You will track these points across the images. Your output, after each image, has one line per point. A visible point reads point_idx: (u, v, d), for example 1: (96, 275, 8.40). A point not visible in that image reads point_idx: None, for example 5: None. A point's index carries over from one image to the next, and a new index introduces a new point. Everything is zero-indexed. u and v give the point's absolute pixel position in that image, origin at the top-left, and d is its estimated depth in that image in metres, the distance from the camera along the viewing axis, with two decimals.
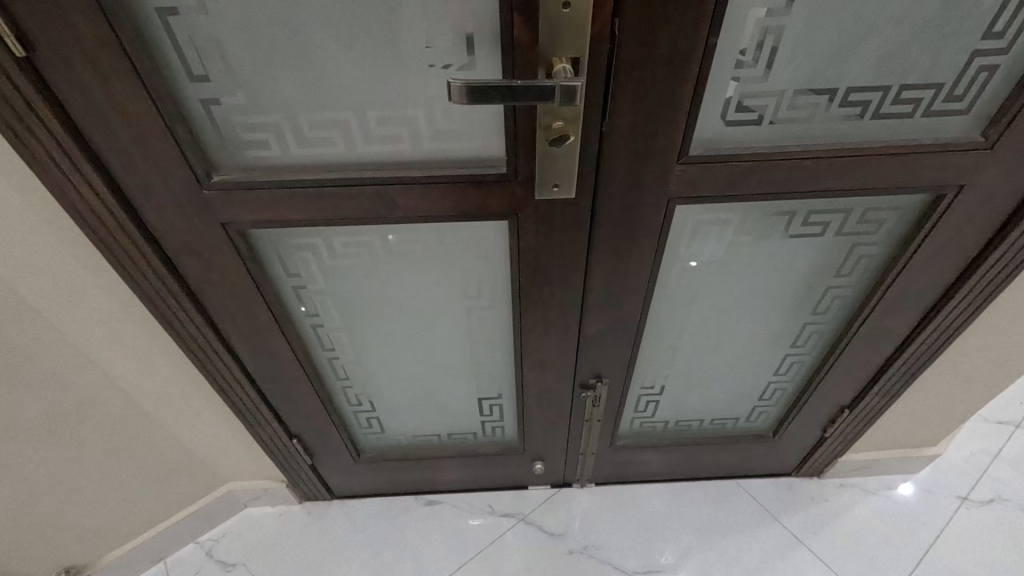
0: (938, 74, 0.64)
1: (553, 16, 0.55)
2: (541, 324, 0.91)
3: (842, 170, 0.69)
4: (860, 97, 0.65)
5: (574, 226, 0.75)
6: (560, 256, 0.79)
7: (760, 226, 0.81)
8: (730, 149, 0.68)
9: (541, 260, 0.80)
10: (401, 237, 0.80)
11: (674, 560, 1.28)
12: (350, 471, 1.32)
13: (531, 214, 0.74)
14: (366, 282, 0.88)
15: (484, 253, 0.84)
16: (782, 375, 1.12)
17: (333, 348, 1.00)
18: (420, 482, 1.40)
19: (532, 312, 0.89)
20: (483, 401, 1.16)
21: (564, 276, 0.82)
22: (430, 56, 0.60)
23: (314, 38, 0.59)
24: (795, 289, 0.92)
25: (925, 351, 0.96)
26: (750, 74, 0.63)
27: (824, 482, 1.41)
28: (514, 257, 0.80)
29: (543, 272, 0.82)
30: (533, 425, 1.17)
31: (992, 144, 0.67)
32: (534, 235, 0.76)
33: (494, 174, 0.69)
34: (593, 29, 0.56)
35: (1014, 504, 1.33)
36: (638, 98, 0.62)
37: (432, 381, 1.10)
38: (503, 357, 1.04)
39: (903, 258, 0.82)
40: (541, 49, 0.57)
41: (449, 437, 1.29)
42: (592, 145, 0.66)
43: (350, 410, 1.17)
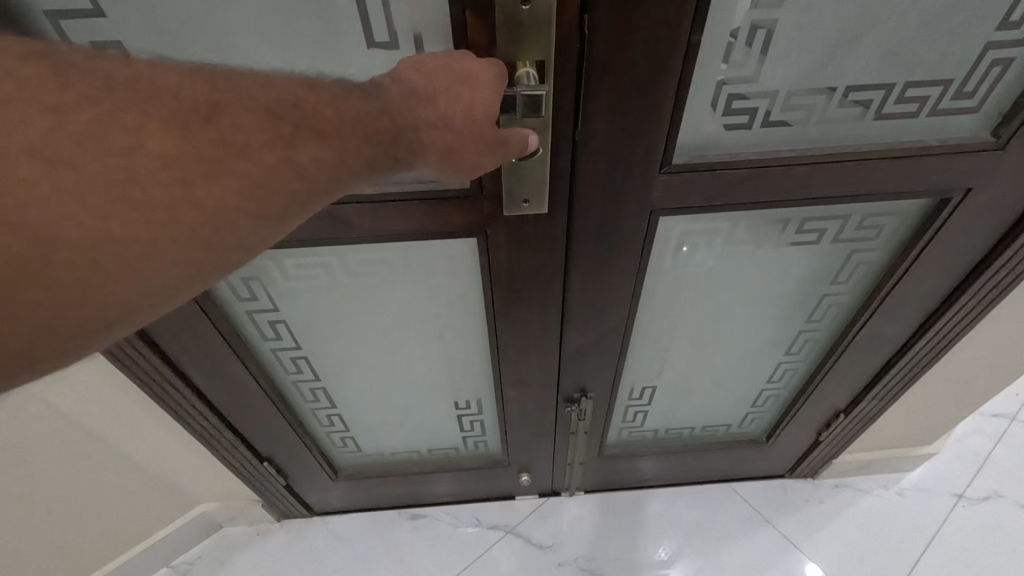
0: (947, 70, 0.57)
1: (510, 14, 0.48)
2: (520, 342, 0.85)
3: (840, 177, 0.63)
4: (859, 96, 0.59)
5: (549, 242, 0.69)
6: (535, 272, 0.73)
7: (751, 235, 0.75)
8: (718, 156, 0.62)
9: (515, 277, 0.74)
10: (360, 257, 0.74)
11: (669, 555, 1.27)
12: (329, 489, 1.27)
13: (501, 230, 0.67)
14: (328, 302, 0.82)
15: (452, 270, 0.77)
16: (776, 381, 1.07)
17: (299, 371, 0.96)
18: (404, 495, 1.34)
19: (508, 329, 0.83)
20: (462, 416, 1.10)
21: (540, 292, 0.76)
22: (377, 60, 0.53)
23: (238, 41, 0.52)
24: (789, 298, 0.87)
25: (924, 357, 0.91)
26: (739, 73, 0.56)
27: (819, 483, 1.37)
28: (485, 275, 0.74)
29: (518, 290, 0.76)
30: (517, 439, 1.12)
31: (1004, 145, 0.61)
32: (506, 251, 0.70)
33: (456, 190, 0.63)
34: (559, 28, 0.49)
35: (1009, 500, 1.30)
36: (614, 103, 0.55)
37: (408, 398, 1.05)
38: (481, 373, 0.98)
39: (903, 266, 0.76)
40: (500, 51, 0.50)
41: (430, 451, 1.23)
42: (566, 156, 0.59)
43: (323, 430, 1.13)
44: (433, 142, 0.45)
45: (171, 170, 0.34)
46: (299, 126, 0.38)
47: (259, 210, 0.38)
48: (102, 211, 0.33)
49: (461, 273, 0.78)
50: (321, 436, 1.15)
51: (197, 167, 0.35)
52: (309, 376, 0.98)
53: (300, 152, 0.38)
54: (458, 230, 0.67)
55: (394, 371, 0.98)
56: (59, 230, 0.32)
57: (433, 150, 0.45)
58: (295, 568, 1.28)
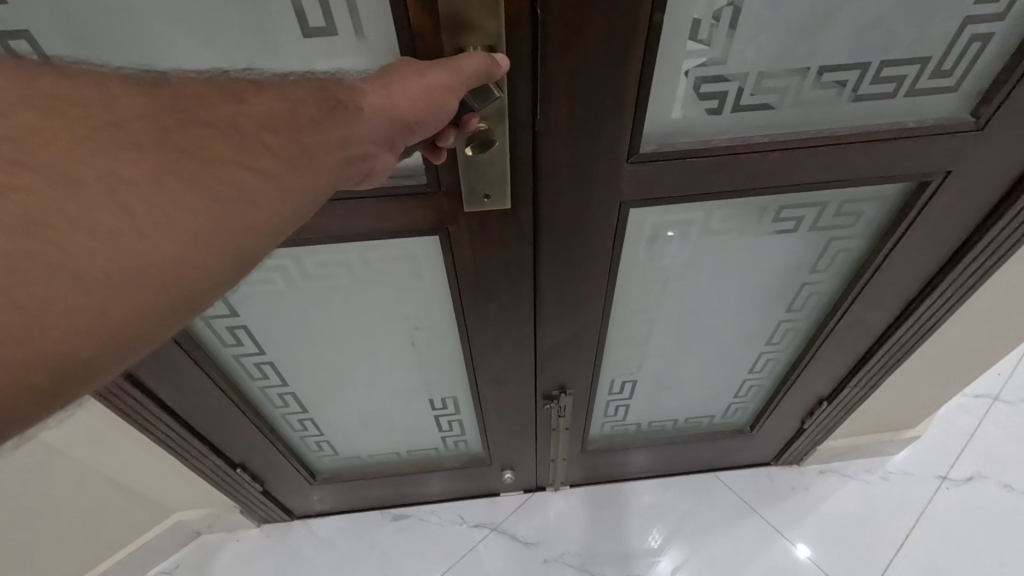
0: (924, 47, 0.54)
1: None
2: (493, 342, 0.83)
3: (814, 163, 0.61)
4: (833, 78, 0.56)
5: (516, 239, 0.66)
6: (502, 271, 0.70)
7: (726, 225, 0.72)
8: (688, 144, 0.59)
9: (482, 276, 0.71)
10: (316, 260, 0.71)
11: (661, 543, 1.27)
12: (309, 493, 1.24)
13: (464, 228, 0.64)
14: (288, 307, 0.79)
15: (416, 270, 0.74)
16: (758, 371, 1.05)
17: (265, 377, 0.93)
18: (386, 497, 1.32)
19: (480, 328, 0.80)
20: (441, 417, 1.08)
21: (510, 292, 0.73)
22: (312, 48, 0.51)
23: (156, 30, 0.49)
24: (768, 287, 0.84)
25: (905, 344, 0.89)
26: (707, 55, 0.53)
27: (805, 469, 1.37)
28: (452, 275, 0.71)
29: (486, 288, 0.73)
30: (497, 439, 1.09)
31: (983, 126, 0.58)
32: (470, 249, 0.67)
33: (412, 185, 0.59)
34: (509, 11, 0.46)
35: (991, 481, 1.31)
36: (573, 90, 0.52)
37: (382, 401, 1.02)
38: (455, 374, 0.96)
39: (882, 253, 0.74)
40: (445, 36, 0.47)
41: (410, 453, 1.21)
42: (527, 147, 0.56)
43: (296, 434, 1.10)
44: (374, 83, 0.43)
45: (151, 116, 0.33)
46: (242, 81, 0.38)
47: (254, 145, 0.35)
48: (112, 154, 0.31)
49: (426, 273, 0.75)
50: (296, 441, 1.12)
51: (173, 112, 0.34)
52: (277, 382, 0.94)
53: (260, 101, 0.37)
54: (419, 229, 0.64)
55: (366, 373, 0.95)
56: (71, 175, 0.30)
57: (377, 88, 0.43)
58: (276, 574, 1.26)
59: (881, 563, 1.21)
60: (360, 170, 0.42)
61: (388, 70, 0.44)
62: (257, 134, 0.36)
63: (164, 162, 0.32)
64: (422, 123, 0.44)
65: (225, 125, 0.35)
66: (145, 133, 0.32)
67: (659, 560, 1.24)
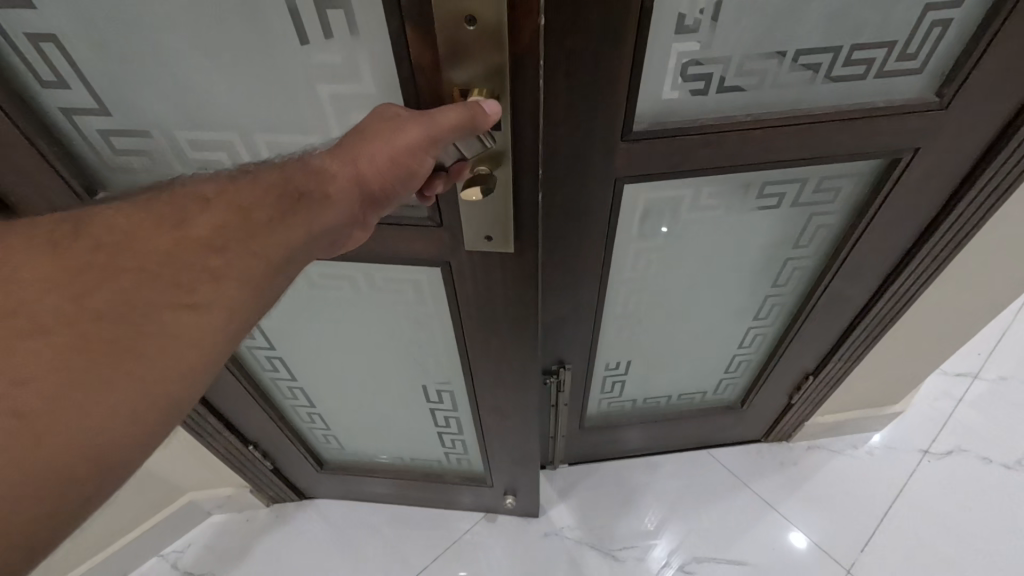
0: (891, 32, 0.59)
1: (455, 35, 0.47)
2: (495, 377, 0.88)
3: (793, 141, 0.66)
4: (809, 60, 0.61)
5: (521, 277, 0.70)
6: (503, 304, 0.74)
7: (716, 199, 0.77)
8: (678, 122, 0.64)
9: (484, 304, 0.75)
10: (324, 273, 0.79)
11: (655, 526, 1.30)
12: (317, 480, 1.29)
13: (464, 261, 0.69)
14: (304, 314, 0.87)
15: (418, 294, 0.81)
16: (747, 347, 1.10)
17: (276, 368, 0.99)
18: (388, 496, 1.34)
19: (483, 359, 0.84)
20: (443, 435, 1.14)
21: (512, 322, 0.77)
22: (309, 49, 0.54)
23: (166, 40, 0.53)
24: (755, 262, 0.89)
25: (885, 317, 0.95)
26: (693, 40, 0.58)
27: (793, 445, 1.42)
28: (454, 303, 0.76)
29: (489, 320, 0.77)
30: (495, 458, 1.10)
31: (947, 104, 0.63)
32: (472, 283, 0.72)
33: (417, 217, 0.65)
34: (513, 50, 0.48)
35: (971, 453, 1.37)
36: (572, 73, 0.56)
37: (386, 399, 1.06)
38: (457, 391, 1.00)
39: (859, 229, 0.80)
40: (446, 73, 0.50)
41: (410, 459, 1.25)
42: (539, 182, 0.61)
43: (305, 427, 1.15)
44: (342, 163, 0.48)
45: (88, 276, 0.37)
46: (186, 200, 0.42)
47: (190, 277, 0.39)
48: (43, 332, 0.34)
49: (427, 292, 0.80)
50: (304, 432, 1.17)
51: (106, 269, 0.38)
52: (289, 373, 1.00)
53: (200, 224, 0.41)
54: (431, 259, 0.70)
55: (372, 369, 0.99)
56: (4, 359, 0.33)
57: (343, 171, 0.47)
58: (284, 553, 1.30)
59: (866, 533, 1.27)
60: (341, 238, 0.50)
61: (359, 138, 0.48)
62: (196, 261, 0.39)
63: (97, 325, 0.36)
64: (390, 194, 0.50)
65: (158, 264, 0.39)
66: (74, 299, 0.36)
67: (656, 539, 1.28)
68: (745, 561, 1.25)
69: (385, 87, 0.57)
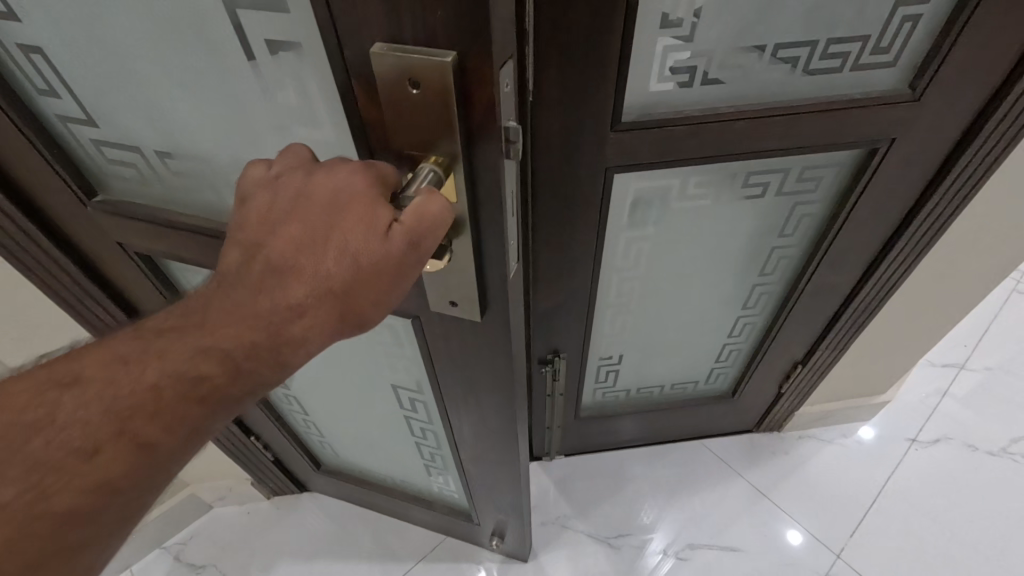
0: (864, 25, 0.63)
1: (400, 98, 0.39)
2: (480, 425, 0.80)
3: (775, 132, 0.69)
4: (788, 53, 0.64)
5: (489, 353, 0.63)
6: (479, 371, 0.68)
7: (704, 188, 0.80)
8: (663, 114, 0.67)
9: (455, 366, 0.70)
10: None
11: (652, 520, 1.32)
12: (316, 480, 1.32)
13: (432, 320, 0.64)
14: None
15: (397, 339, 0.80)
16: (736, 336, 1.13)
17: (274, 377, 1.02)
18: (382, 508, 1.32)
19: (461, 407, 0.79)
20: (431, 469, 1.12)
21: (489, 392, 0.71)
22: (260, 79, 0.49)
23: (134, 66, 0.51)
24: (741, 250, 0.92)
25: (870, 305, 0.98)
26: (677, 34, 0.62)
27: (785, 435, 1.45)
28: (426, 355, 0.72)
29: (467, 381, 0.72)
30: (477, 496, 1.05)
31: (919, 96, 0.67)
32: (442, 342, 0.67)
33: None
34: (468, 115, 0.39)
35: (957, 441, 1.40)
36: (562, 64, 0.60)
37: (373, 421, 1.06)
38: (439, 430, 0.98)
39: (841, 217, 0.83)
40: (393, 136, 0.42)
41: (399, 480, 1.24)
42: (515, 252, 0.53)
43: (303, 430, 1.18)
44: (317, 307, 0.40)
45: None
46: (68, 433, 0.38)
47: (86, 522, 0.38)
48: None
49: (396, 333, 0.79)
50: (302, 433, 1.20)
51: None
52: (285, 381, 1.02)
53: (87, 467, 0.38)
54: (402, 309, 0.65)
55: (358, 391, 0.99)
56: None
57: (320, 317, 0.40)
58: (284, 546, 1.31)
59: (855, 518, 1.30)
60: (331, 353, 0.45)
61: (335, 280, 0.39)
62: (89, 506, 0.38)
63: None
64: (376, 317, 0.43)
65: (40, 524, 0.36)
66: None
67: (653, 533, 1.30)
68: (738, 547, 1.27)
69: (341, 127, 0.50)
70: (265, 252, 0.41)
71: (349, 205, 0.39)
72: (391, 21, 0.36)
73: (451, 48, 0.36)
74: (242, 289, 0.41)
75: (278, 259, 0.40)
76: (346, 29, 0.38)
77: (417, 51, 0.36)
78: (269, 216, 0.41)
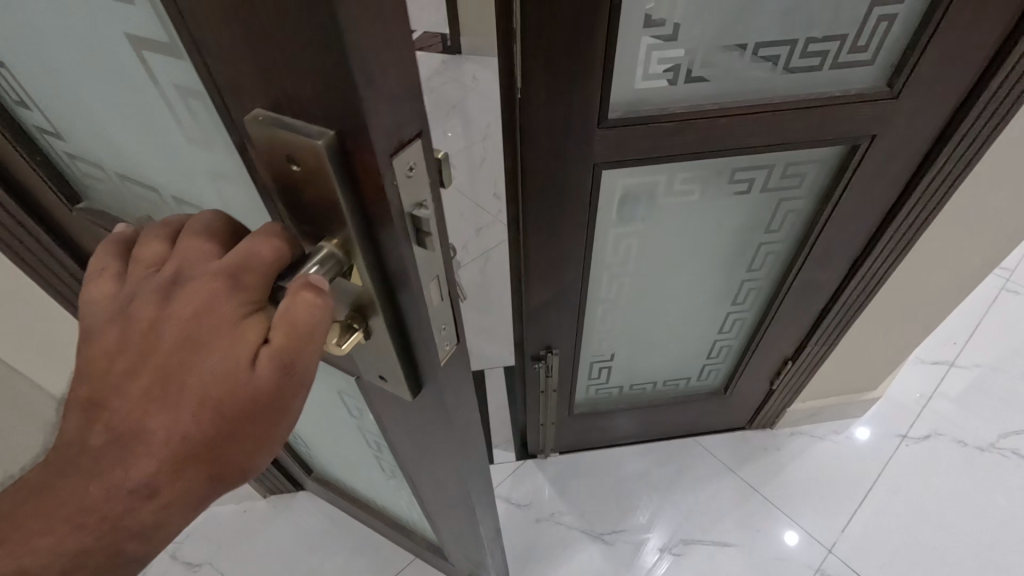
0: (841, 24, 0.65)
1: (286, 173, 0.33)
2: (436, 484, 0.73)
3: (759, 128, 0.71)
4: (769, 52, 0.67)
5: (432, 424, 0.55)
6: (425, 439, 0.60)
7: (691, 184, 0.82)
8: (649, 111, 0.69)
9: (400, 430, 0.62)
10: None
11: (648, 520, 1.33)
12: (310, 482, 1.33)
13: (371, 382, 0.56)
14: None
15: (347, 388, 0.72)
16: (727, 332, 1.15)
17: None
18: (369, 523, 1.30)
19: (415, 465, 0.72)
20: (404, 504, 1.07)
21: (439, 457, 0.63)
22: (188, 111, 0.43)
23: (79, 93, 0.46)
24: (729, 245, 0.94)
25: (858, 298, 0.99)
26: (660, 34, 0.64)
27: (778, 431, 1.47)
28: (373, 411, 0.64)
29: (417, 444, 0.64)
30: (446, 538, 1.00)
31: (897, 94, 0.69)
32: (385, 405, 0.59)
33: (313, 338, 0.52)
34: (358, 194, 0.33)
35: (948, 437, 1.42)
36: (548, 62, 0.61)
37: (343, 445, 1.01)
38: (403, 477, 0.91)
39: (825, 213, 0.85)
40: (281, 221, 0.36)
41: (381, 502, 1.21)
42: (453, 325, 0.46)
43: (292, 438, 1.17)
44: (172, 469, 0.32)
45: None
46: None
47: None
48: None
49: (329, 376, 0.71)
50: (292, 440, 1.19)
51: None
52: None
53: None
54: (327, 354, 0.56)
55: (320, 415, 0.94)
56: None
57: (179, 477, 0.33)
58: (281, 545, 1.32)
59: (847, 513, 1.31)
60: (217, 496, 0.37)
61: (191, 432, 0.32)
62: None
63: None
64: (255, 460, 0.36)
65: None
66: None
67: (648, 533, 1.31)
68: (731, 543, 1.28)
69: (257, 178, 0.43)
70: (106, 411, 0.33)
71: (203, 341, 0.33)
72: (269, 87, 0.31)
73: (331, 126, 0.30)
74: (85, 464, 0.33)
75: (122, 420, 0.33)
76: (232, 89, 0.33)
77: (293, 127, 0.31)
78: (110, 359, 0.34)
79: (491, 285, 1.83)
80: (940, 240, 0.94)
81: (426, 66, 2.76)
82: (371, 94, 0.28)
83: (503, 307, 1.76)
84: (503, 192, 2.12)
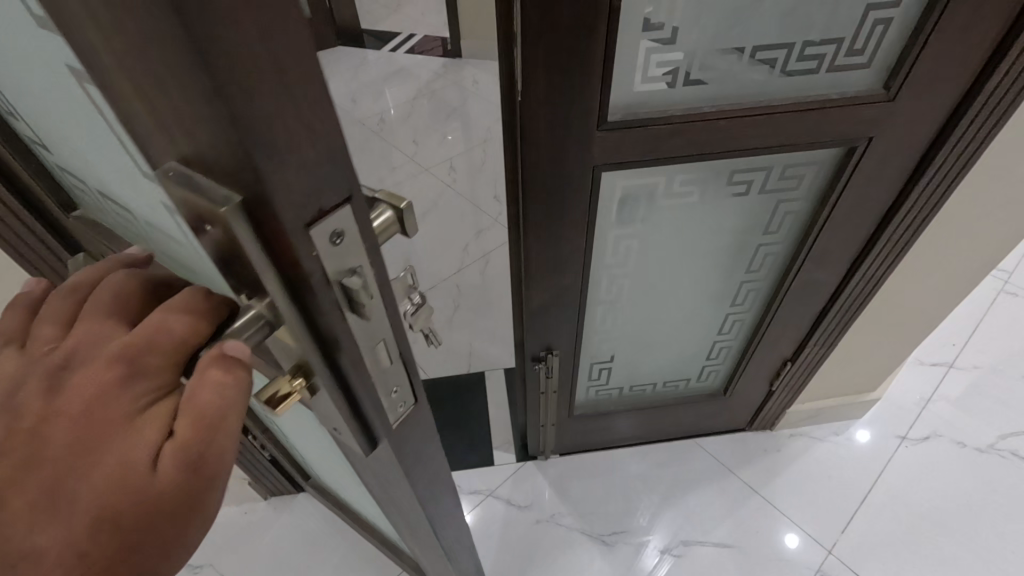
0: (837, 28, 0.66)
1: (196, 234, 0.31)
2: (399, 514, 0.71)
3: (756, 131, 0.72)
4: (766, 55, 0.68)
5: (376, 464, 0.53)
6: (375, 473, 0.58)
7: (690, 185, 0.83)
8: (648, 114, 0.70)
9: (353, 462, 0.60)
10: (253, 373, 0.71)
11: (648, 522, 1.33)
12: (310, 484, 1.33)
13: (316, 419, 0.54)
14: None
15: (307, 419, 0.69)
16: (726, 333, 1.16)
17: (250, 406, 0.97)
18: (364, 531, 1.29)
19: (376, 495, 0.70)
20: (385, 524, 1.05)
21: (392, 490, 0.61)
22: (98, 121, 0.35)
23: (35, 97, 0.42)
24: (728, 246, 0.95)
25: (857, 299, 1.00)
26: (659, 37, 0.65)
27: (777, 433, 1.47)
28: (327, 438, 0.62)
29: (370, 476, 0.62)
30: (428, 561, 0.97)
31: (894, 96, 0.70)
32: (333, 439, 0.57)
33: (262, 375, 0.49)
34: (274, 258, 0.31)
35: (948, 438, 1.43)
36: (549, 64, 0.62)
37: (325, 462, 0.98)
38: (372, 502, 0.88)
39: (823, 215, 0.86)
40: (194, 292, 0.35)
41: (368, 518, 1.19)
42: (393, 371, 0.45)
43: (287, 445, 1.16)
44: None
45: None
46: None
47: None
48: None
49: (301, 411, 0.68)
50: (289, 447, 1.18)
51: None
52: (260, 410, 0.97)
53: None
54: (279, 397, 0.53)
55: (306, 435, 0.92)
56: None
57: None
58: (281, 546, 1.32)
59: (847, 514, 1.32)
60: None
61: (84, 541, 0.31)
62: None
63: None
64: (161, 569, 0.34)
65: None
66: None
67: (648, 535, 1.31)
68: (732, 544, 1.29)
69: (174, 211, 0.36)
70: None
71: (101, 431, 0.32)
72: (172, 132, 0.27)
73: (239, 189, 0.27)
74: None
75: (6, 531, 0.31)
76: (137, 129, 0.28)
77: (198, 186, 0.28)
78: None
79: (492, 287, 1.83)
80: (937, 241, 0.95)
81: (428, 69, 2.78)
82: (279, 161, 0.27)
83: (503, 309, 1.77)
84: (504, 194, 2.13)
